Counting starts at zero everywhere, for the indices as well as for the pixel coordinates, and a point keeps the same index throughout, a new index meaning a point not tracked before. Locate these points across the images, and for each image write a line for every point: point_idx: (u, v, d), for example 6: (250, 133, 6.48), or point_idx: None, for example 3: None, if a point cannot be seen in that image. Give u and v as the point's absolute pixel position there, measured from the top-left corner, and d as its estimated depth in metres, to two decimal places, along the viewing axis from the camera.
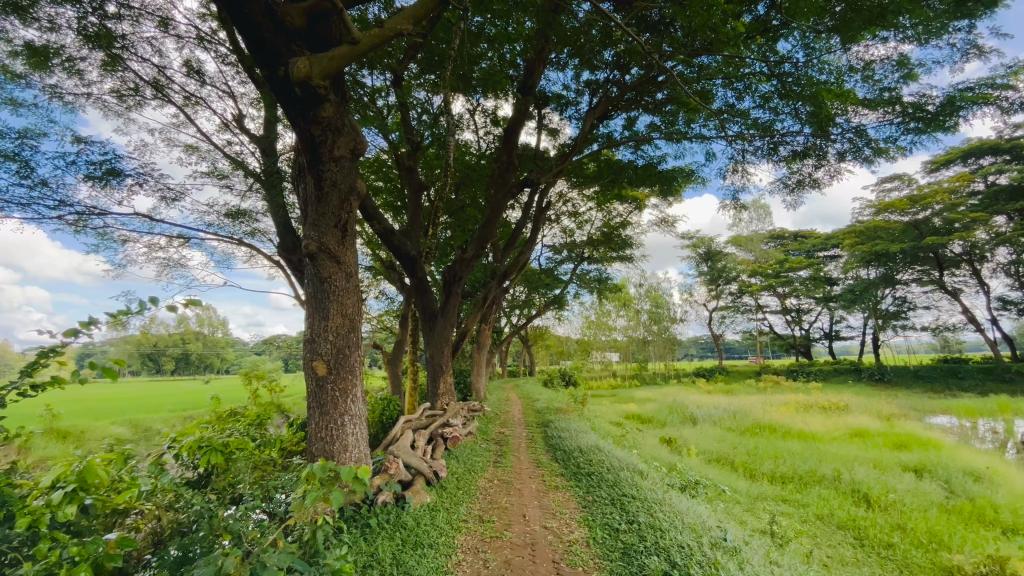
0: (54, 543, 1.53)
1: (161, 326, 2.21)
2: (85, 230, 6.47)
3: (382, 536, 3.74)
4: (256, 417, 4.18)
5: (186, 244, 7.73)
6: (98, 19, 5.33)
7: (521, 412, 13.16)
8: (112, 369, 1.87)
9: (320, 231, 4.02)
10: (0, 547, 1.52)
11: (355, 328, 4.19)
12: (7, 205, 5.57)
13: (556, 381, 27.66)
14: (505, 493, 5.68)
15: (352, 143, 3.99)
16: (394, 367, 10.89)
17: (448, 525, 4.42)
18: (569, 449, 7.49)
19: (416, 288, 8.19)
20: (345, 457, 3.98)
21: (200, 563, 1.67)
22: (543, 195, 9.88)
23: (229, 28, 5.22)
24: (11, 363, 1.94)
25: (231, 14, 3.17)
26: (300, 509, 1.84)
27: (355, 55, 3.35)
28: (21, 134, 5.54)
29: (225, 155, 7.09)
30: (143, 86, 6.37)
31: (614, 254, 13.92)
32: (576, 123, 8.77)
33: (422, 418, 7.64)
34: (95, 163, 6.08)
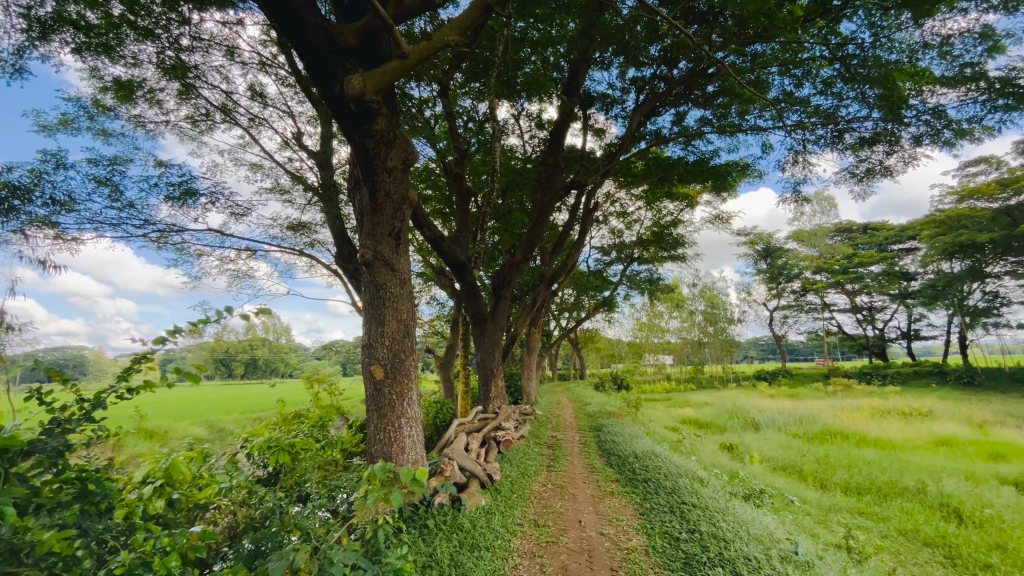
0: (150, 534, 1.67)
1: (233, 332, 2.38)
2: (166, 246, 7.05)
3: (440, 537, 3.80)
4: (319, 418, 4.39)
5: (252, 257, 8.24)
6: (174, 52, 5.80)
7: (573, 416, 13.05)
8: (194, 374, 2.06)
9: (375, 241, 4.17)
10: (102, 537, 1.66)
11: (409, 334, 4.30)
12: (101, 226, 6.16)
13: (607, 384, 27.18)
14: (559, 498, 5.64)
15: (404, 154, 4.11)
16: (446, 371, 11.09)
17: (504, 528, 4.43)
18: (624, 454, 7.34)
19: (465, 293, 8.28)
20: (402, 459, 4.09)
21: (272, 558, 1.75)
22: (590, 196, 9.78)
23: (288, 51, 5.54)
24: (109, 368, 2.14)
25: (291, 37, 3.38)
26: (362, 508, 1.90)
27: (405, 69, 3.46)
28: (111, 161, 6.14)
29: (286, 171, 7.53)
30: (213, 111, 6.89)
31: (665, 254, 13.53)
32: (622, 122, 8.64)
33: (475, 421, 7.71)
34: (174, 185, 6.62)
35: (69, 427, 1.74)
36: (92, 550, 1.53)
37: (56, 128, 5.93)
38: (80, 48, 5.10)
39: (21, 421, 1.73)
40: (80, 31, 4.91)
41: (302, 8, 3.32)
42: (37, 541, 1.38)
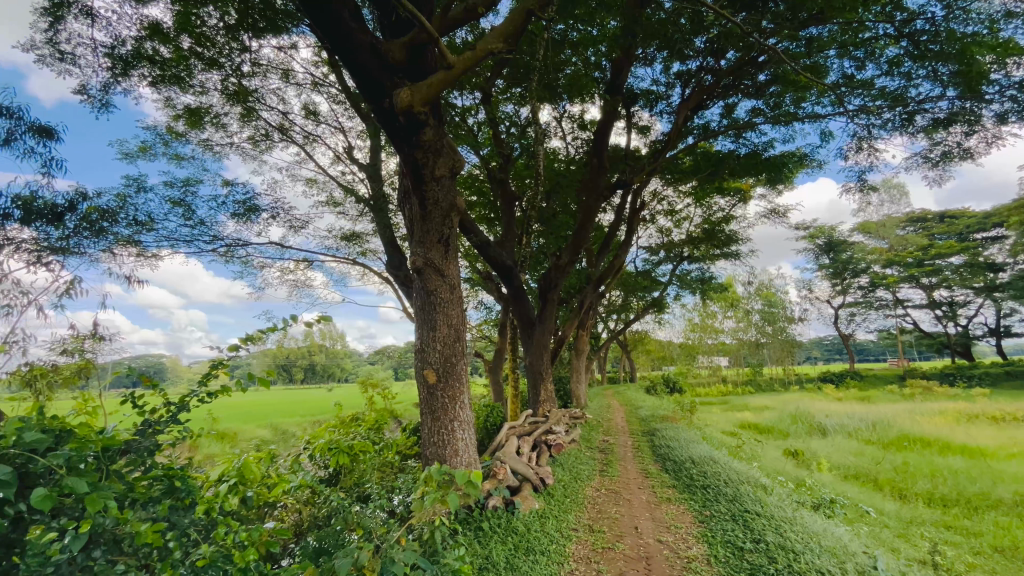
0: (229, 529, 1.80)
1: (294, 339, 2.54)
2: (233, 259, 7.55)
3: (495, 539, 3.82)
4: (375, 421, 4.53)
5: (310, 267, 8.66)
6: (236, 79, 6.22)
7: (624, 420, 12.79)
8: (264, 378, 2.23)
9: (425, 248, 4.28)
10: (190, 533, 1.80)
11: (460, 338, 4.36)
12: (176, 243, 6.68)
13: (659, 387, 26.45)
14: (613, 503, 5.53)
15: (451, 163, 4.21)
16: (495, 375, 11.19)
17: (558, 533, 4.40)
18: (680, 459, 7.09)
19: (512, 298, 8.31)
20: (456, 461, 4.15)
21: (337, 555, 1.82)
22: (636, 195, 9.59)
23: (338, 70, 5.81)
24: (187, 375, 2.32)
25: (342, 56, 3.54)
26: (420, 510, 1.94)
27: (450, 80, 3.53)
28: (184, 183, 6.66)
29: (339, 184, 7.89)
30: (272, 131, 7.33)
31: (717, 252, 13.02)
32: (669, 118, 8.43)
33: (525, 424, 7.72)
34: (239, 203, 7.08)
35: (158, 428, 1.90)
36: (179, 543, 1.66)
37: (136, 155, 6.50)
38: (156, 80, 5.57)
39: (118, 422, 1.90)
40: (154, 65, 5.36)
41: (352, 28, 3.46)
42: (135, 532, 1.51)
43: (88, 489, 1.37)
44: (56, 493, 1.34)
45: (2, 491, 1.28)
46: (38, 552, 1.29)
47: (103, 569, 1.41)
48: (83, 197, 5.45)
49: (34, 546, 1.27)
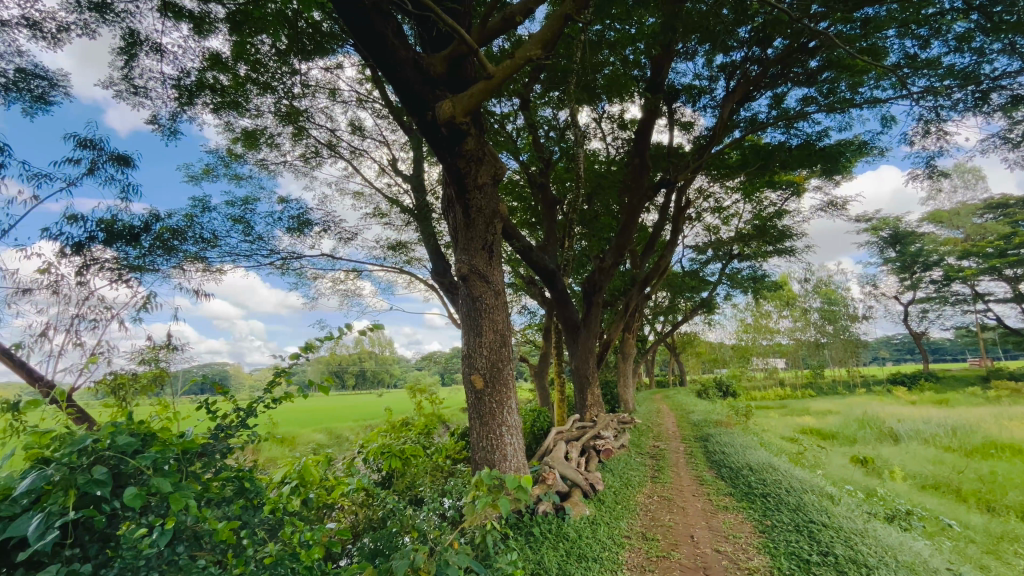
0: (295, 529, 1.90)
1: (346, 347, 2.65)
2: (288, 271, 7.95)
3: (547, 545, 3.80)
4: (425, 426, 4.63)
5: (359, 276, 8.99)
6: (288, 101, 6.58)
7: (675, 425, 12.42)
8: (322, 385, 2.36)
9: (470, 255, 4.35)
10: (259, 532, 1.90)
11: (506, 343, 4.38)
12: (238, 258, 7.12)
13: (711, 391, 25.48)
14: (667, 511, 5.38)
15: (493, 170, 4.26)
16: (540, 379, 11.15)
17: (611, 539, 4.32)
18: (736, 466, 6.80)
19: (556, 302, 8.27)
20: (505, 466, 4.17)
21: (394, 557, 1.87)
22: (681, 194, 9.34)
23: (381, 86, 6.02)
24: (255, 382, 2.47)
25: (386, 73, 3.68)
26: (471, 514, 1.96)
27: (491, 89, 3.59)
28: (244, 201, 7.10)
29: (384, 195, 8.17)
30: (321, 148, 7.69)
31: (770, 249, 12.44)
32: (713, 112, 8.17)
33: (573, 429, 7.64)
34: (293, 218, 7.47)
35: (229, 432, 2.03)
36: (252, 540, 1.77)
37: (201, 177, 7.00)
38: (217, 107, 5.98)
39: (195, 426, 2.06)
40: (215, 93, 5.76)
41: (395, 46, 3.58)
42: (213, 529, 1.63)
43: (171, 488, 1.49)
44: (144, 493, 1.47)
45: (100, 489, 1.42)
46: (131, 546, 1.42)
47: (186, 562, 1.53)
48: (156, 218, 5.92)
49: (128, 540, 1.40)
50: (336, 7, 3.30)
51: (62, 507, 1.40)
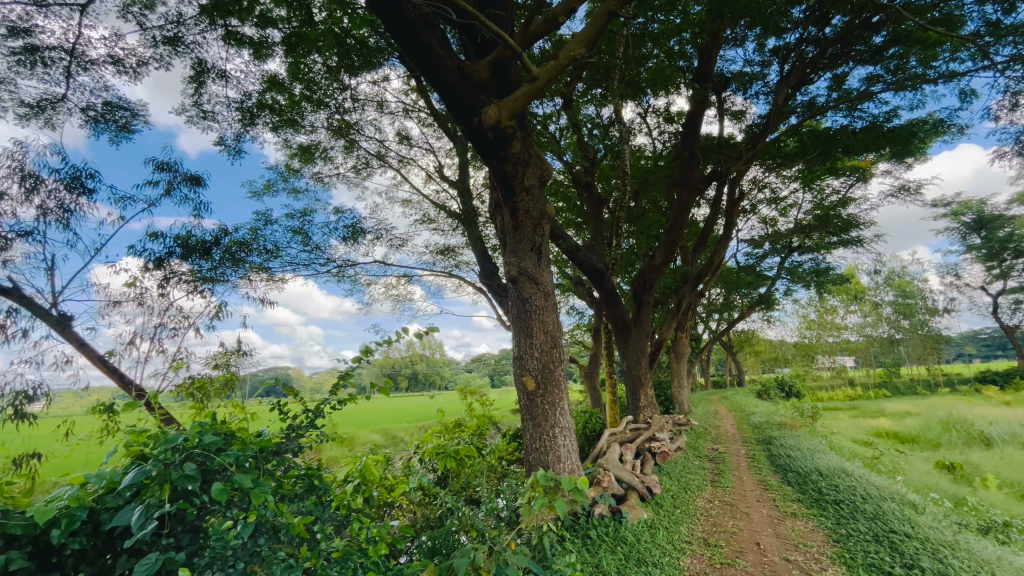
0: (362, 525, 1.98)
1: (401, 350, 2.75)
2: (344, 278, 8.30)
3: (605, 548, 3.75)
4: (477, 427, 4.69)
5: (409, 282, 9.24)
6: (339, 116, 6.89)
7: (735, 427, 11.91)
8: (383, 387, 2.48)
9: (519, 257, 4.37)
10: (329, 528, 2.01)
11: (557, 344, 4.36)
12: (298, 267, 7.51)
13: (772, 391, 24.23)
14: (729, 516, 5.16)
15: (539, 171, 4.27)
16: (591, 381, 11.01)
17: (671, 545, 4.20)
18: (804, 471, 6.42)
19: (605, 301, 8.15)
20: (559, 467, 4.15)
21: (455, 555, 1.92)
22: (733, 186, 8.98)
23: (426, 95, 6.18)
24: (320, 384, 2.62)
25: (432, 82, 3.77)
26: (528, 514, 1.98)
27: (535, 91, 3.61)
28: (302, 213, 7.48)
29: (432, 202, 8.36)
30: (371, 159, 7.99)
31: (834, 239, 11.69)
32: (766, 98, 7.80)
33: (627, 431, 7.49)
34: (347, 227, 7.80)
35: (300, 432, 2.17)
36: (324, 534, 1.87)
37: (263, 192, 7.45)
38: (276, 126, 6.35)
39: (268, 426, 2.21)
40: (274, 113, 6.12)
41: (441, 55, 3.66)
42: (289, 523, 1.75)
43: (251, 484, 1.62)
44: (229, 488, 1.61)
45: (191, 484, 1.56)
46: (220, 537, 1.55)
47: (267, 554, 1.64)
48: (225, 232, 6.36)
49: (217, 531, 1.54)
50: (384, 22, 3.42)
51: (159, 500, 1.55)
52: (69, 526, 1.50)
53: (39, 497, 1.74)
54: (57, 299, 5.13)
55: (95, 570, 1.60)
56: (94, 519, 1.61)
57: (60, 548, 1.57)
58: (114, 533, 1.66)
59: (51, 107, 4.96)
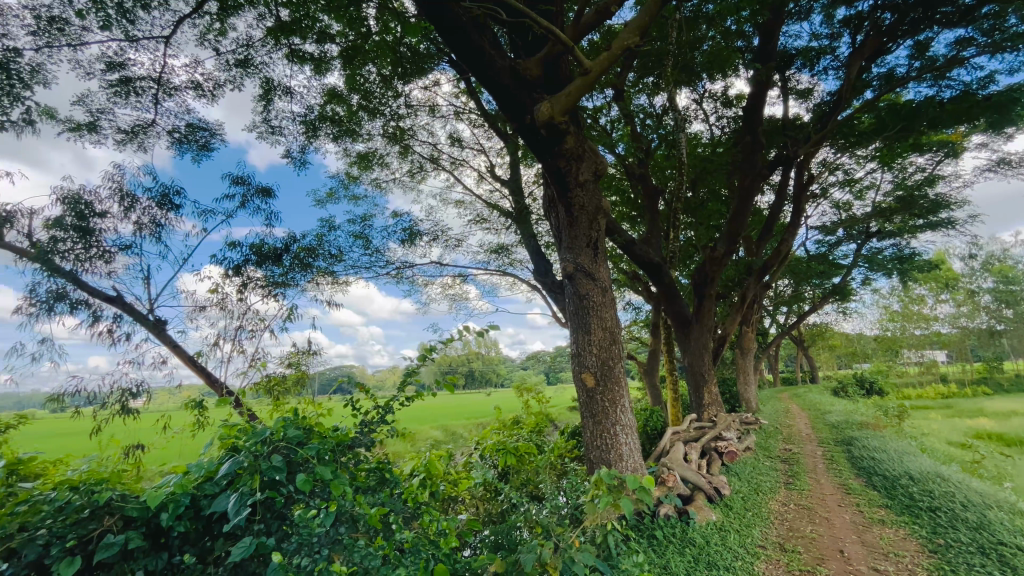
0: (433, 518, 2.06)
1: (460, 349, 2.81)
2: (402, 279, 8.58)
3: (672, 549, 3.64)
4: (536, 424, 4.68)
5: (464, 281, 9.40)
6: (394, 122, 7.14)
7: (809, 426, 11.18)
8: (448, 384, 2.56)
9: (575, 253, 4.33)
10: (402, 520, 2.09)
11: (616, 340, 4.29)
12: (360, 270, 7.85)
13: (850, 388, 22.52)
14: (807, 521, 4.86)
15: (594, 166, 4.22)
16: (650, 378, 10.72)
17: (743, 548, 4.02)
18: (892, 475, 5.92)
19: (664, 296, 7.91)
20: (622, 466, 4.08)
21: (522, 550, 1.95)
22: (801, 170, 8.43)
23: (476, 96, 6.25)
24: (387, 381, 2.73)
25: (483, 82, 3.81)
26: (593, 512, 1.98)
27: (588, 84, 3.56)
28: (362, 218, 7.82)
29: (484, 201, 8.46)
30: (425, 162, 8.21)
31: (920, 222, 10.67)
32: (836, 73, 7.25)
33: (690, 429, 7.23)
34: (404, 230, 8.06)
35: (372, 427, 2.29)
36: (397, 525, 1.96)
37: (326, 200, 7.87)
38: (337, 136, 6.67)
39: (342, 421, 2.34)
40: (334, 123, 6.43)
41: (492, 56, 3.70)
42: (366, 514, 1.84)
43: (331, 476, 1.75)
44: (311, 479, 1.73)
45: (278, 474, 1.70)
46: (306, 525, 1.67)
47: (348, 543, 1.75)
48: (293, 239, 6.78)
49: (303, 519, 1.66)
50: (436, 27, 3.50)
51: (251, 488, 1.70)
52: (175, 510, 1.67)
53: (148, 482, 1.94)
54: (153, 305, 5.69)
55: (197, 551, 1.77)
56: (196, 504, 1.77)
57: (168, 530, 1.76)
58: (212, 518, 1.81)
59: (143, 131, 5.49)
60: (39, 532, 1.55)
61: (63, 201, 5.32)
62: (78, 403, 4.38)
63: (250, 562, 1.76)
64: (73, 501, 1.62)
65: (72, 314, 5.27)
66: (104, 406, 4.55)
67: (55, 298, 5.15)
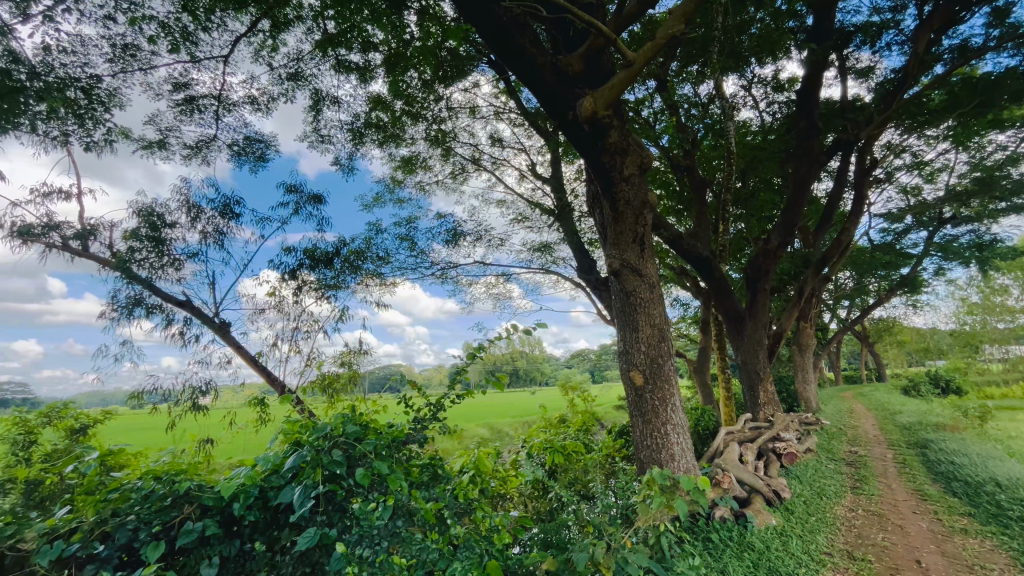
0: (485, 514, 2.09)
1: (506, 349, 2.84)
2: (446, 280, 8.73)
3: (730, 553, 3.51)
4: (583, 423, 4.64)
5: (507, 280, 9.44)
6: (436, 126, 7.28)
7: (877, 428, 10.47)
8: (497, 382, 2.59)
9: (621, 249, 4.25)
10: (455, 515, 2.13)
11: (665, 337, 4.19)
12: (406, 272, 8.05)
13: (924, 387, 20.88)
14: (877, 529, 4.56)
15: (639, 160, 4.13)
16: (701, 376, 10.37)
17: (807, 555, 3.82)
18: (976, 481, 5.45)
19: (714, 291, 7.64)
20: (674, 466, 3.98)
21: (574, 549, 1.94)
22: (862, 154, 7.91)
23: (516, 96, 6.27)
24: (437, 379, 2.80)
25: (525, 80, 3.81)
26: (646, 512, 1.95)
27: (632, 76, 3.49)
28: (408, 221, 8.02)
29: (526, 200, 8.47)
30: (467, 164, 8.31)
31: (1002, 206, 9.76)
32: (901, 49, 6.76)
33: (745, 430, 6.93)
34: (448, 231, 8.20)
35: (424, 424, 2.36)
36: (452, 520, 2.01)
37: (373, 205, 8.13)
38: (381, 141, 6.88)
39: (396, 419, 2.41)
40: (379, 130, 6.63)
41: (534, 53, 3.70)
42: (421, 509, 1.90)
43: (388, 472, 1.82)
44: (369, 473, 1.81)
45: (339, 468, 1.79)
46: (365, 518, 1.75)
47: (406, 536, 1.81)
48: (344, 243, 7.05)
49: (363, 512, 1.74)
50: (478, 28, 3.54)
51: (314, 481, 1.79)
52: (245, 500, 1.78)
53: (220, 474, 2.08)
54: (218, 308, 6.08)
55: (267, 539, 1.87)
56: (264, 495, 1.87)
57: (239, 519, 1.87)
58: (278, 509, 1.91)
59: (206, 146, 5.87)
60: (128, 518, 1.70)
61: (138, 214, 5.78)
62: (155, 401, 4.69)
63: (315, 552, 1.85)
64: (157, 490, 1.77)
65: (148, 318, 5.72)
66: (178, 403, 4.90)
67: (133, 303, 5.59)
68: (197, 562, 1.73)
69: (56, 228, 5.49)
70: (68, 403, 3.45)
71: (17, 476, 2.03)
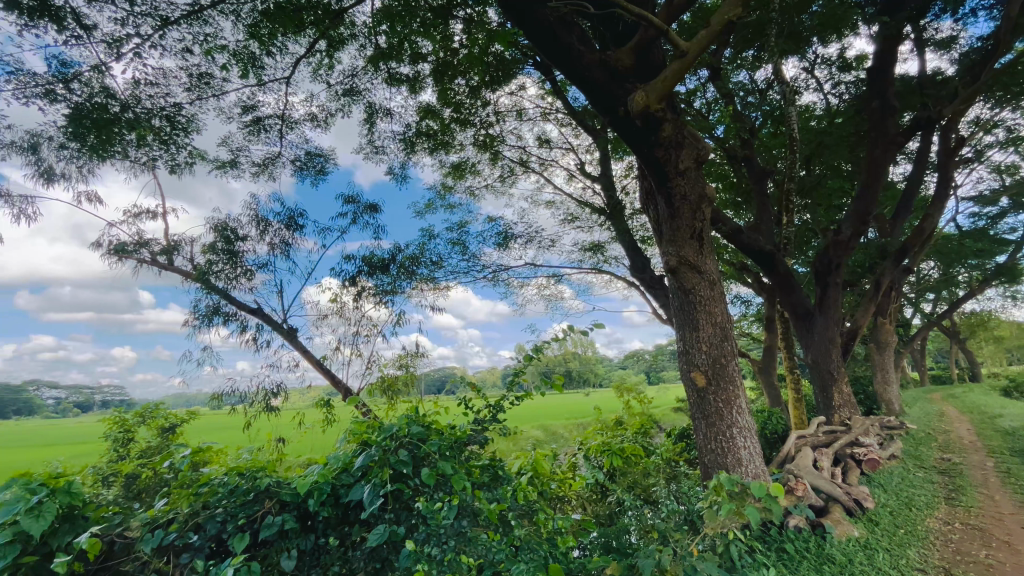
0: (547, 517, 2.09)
1: (562, 350, 2.82)
2: (497, 282, 8.80)
3: (807, 565, 3.29)
4: (642, 425, 4.51)
5: (558, 281, 9.38)
6: (484, 131, 7.39)
7: (973, 433, 9.47)
8: (555, 384, 2.59)
9: (678, 246, 4.11)
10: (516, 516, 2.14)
11: (728, 336, 4.01)
12: (458, 275, 8.19)
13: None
14: (978, 544, 4.13)
15: (695, 153, 3.99)
16: (766, 377, 9.82)
17: (895, 570, 3.52)
18: None
19: (779, 286, 7.22)
20: (741, 471, 3.79)
21: (639, 554, 1.90)
22: (946, 133, 7.23)
23: (563, 96, 6.24)
24: (495, 381, 2.83)
25: (573, 78, 3.78)
26: (714, 519, 1.88)
27: (685, 67, 3.38)
28: (458, 225, 8.17)
29: (575, 200, 8.40)
30: (516, 166, 8.36)
31: None
32: (989, 14, 6.12)
33: (819, 434, 6.48)
34: (499, 234, 8.27)
35: (482, 425, 2.38)
36: (515, 521, 2.03)
37: (425, 211, 8.35)
38: (432, 149, 7.07)
39: (457, 420, 2.46)
40: (430, 138, 6.81)
41: (582, 51, 3.67)
42: (484, 509, 1.93)
43: (451, 472, 1.86)
44: (432, 473, 1.86)
45: (405, 467, 1.87)
46: (432, 517, 1.80)
47: (472, 536, 1.83)
48: (399, 250, 7.28)
49: (430, 511, 1.80)
50: (525, 31, 3.57)
51: (382, 480, 1.86)
52: (319, 497, 1.87)
53: (293, 470, 2.20)
54: (285, 315, 6.45)
55: (339, 534, 1.96)
56: (335, 493, 1.96)
57: (313, 514, 1.97)
58: (348, 506, 2.00)
59: (272, 163, 6.26)
60: (216, 511, 1.83)
61: (215, 229, 6.25)
62: (233, 402, 5.07)
63: (384, 548, 1.91)
64: (241, 485, 1.90)
65: (225, 325, 6.17)
66: (252, 404, 5.24)
67: (212, 312, 6.06)
68: (277, 554, 1.83)
69: (145, 245, 6.04)
70: (159, 403, 3.76)
71: (120, 470, 2.24)
